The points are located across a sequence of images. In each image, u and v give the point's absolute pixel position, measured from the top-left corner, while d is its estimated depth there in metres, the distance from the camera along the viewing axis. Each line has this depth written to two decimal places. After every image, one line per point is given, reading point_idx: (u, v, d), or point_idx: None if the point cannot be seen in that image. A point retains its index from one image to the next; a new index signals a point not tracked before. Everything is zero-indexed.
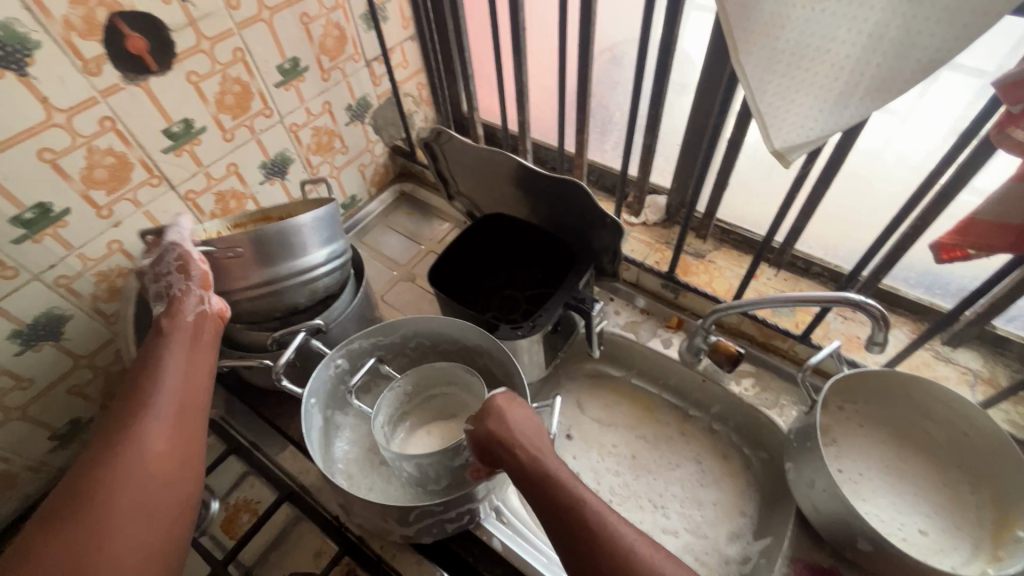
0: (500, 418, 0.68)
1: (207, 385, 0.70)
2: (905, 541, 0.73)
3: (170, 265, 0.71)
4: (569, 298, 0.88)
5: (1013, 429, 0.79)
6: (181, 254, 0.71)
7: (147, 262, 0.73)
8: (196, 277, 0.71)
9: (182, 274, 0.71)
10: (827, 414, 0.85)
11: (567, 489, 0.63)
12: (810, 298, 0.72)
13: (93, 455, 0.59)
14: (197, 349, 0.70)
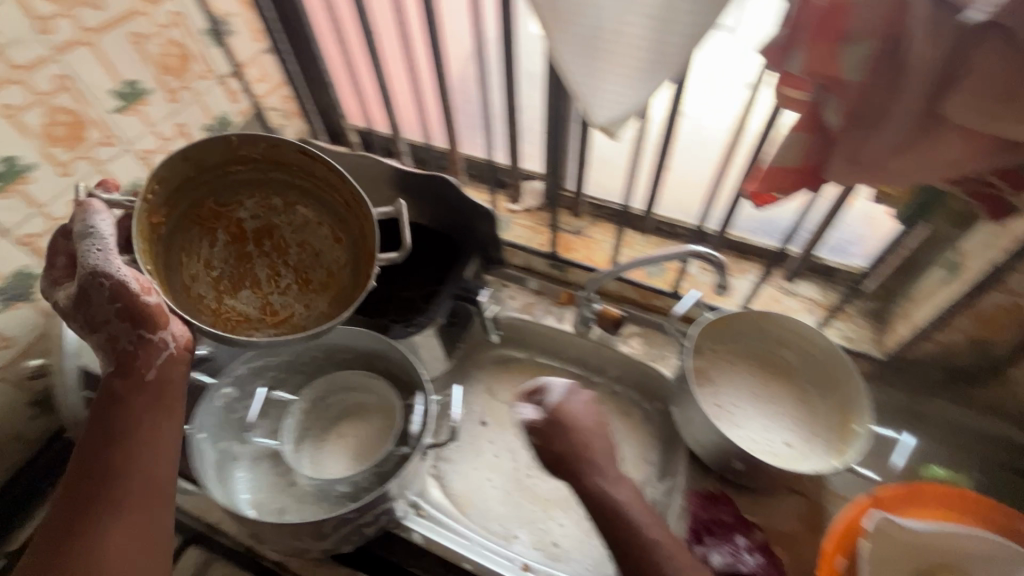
0: (567, 418, 0.70)
1: (172, 456, 0.62)
2: (775, 456, 0.84)
3: (102, 303, 0.56)
4: (457, 289, 0.94)
5: (846, 342, 0.92)
6: (113, 289, 0.56)
7: (76, 293, 0.58)
8: (150, 314, 0.58)
9: (123, 316, 0.57)
10: (703, 357, 0.94)
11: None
12: (664, 257, 0.81)
13: (40, 568, 0.54)
14: (161, 412, 0.61)
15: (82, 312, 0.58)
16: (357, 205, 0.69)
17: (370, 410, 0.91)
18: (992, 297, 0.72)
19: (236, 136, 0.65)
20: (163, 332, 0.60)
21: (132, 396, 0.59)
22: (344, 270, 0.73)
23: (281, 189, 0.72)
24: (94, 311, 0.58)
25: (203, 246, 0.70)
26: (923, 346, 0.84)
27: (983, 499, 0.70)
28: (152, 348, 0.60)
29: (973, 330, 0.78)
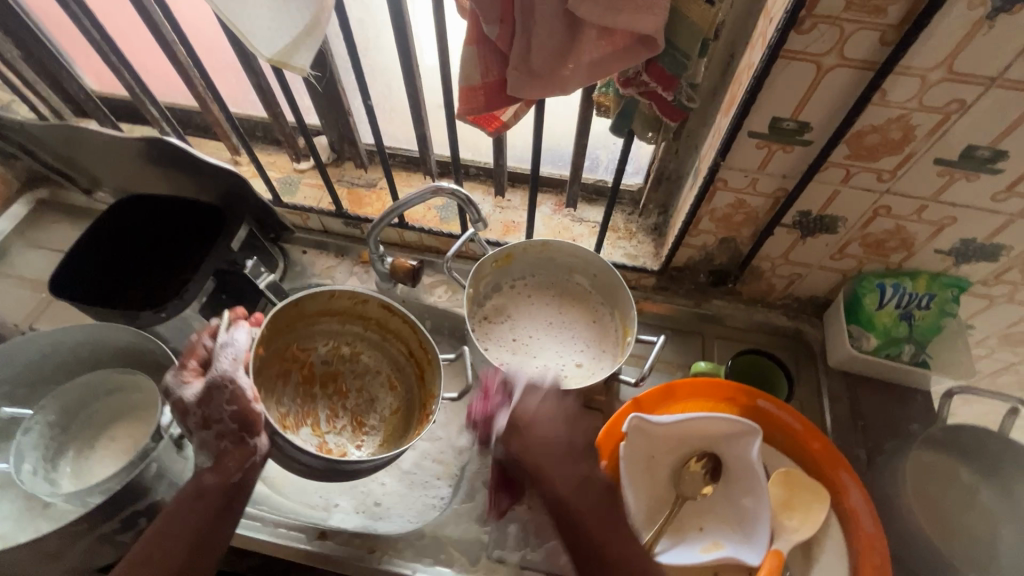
0: (537, 429, 0.65)
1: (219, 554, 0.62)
2: (564, 379, 0.86)
3: (221, 407, 0.59)
4: (221, 263, 0.83)
5: (630, 259, 0.96)
6: (232, 392, 0.59)
7: (190, 399, 0.60)
8: (246, 418, 0.60)
9: (234, 420, 0.60)
10: (501, 295, 0.94)
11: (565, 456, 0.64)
12: (419, 195, 0.79)
13: None
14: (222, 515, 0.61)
15: (195, 423, 0.60)
16: (411, 345, 0.81)
17: (141, 404, 0.81)
18: (721, 197, 0.76)
19: (325, 289, 0.78)
20: (260, 443, 0.62)
21: (175, 520, 0.59)
22: (386, 407, 0.82)
23: (359, 345, 0.83)
24: (215, 429, 0.60)
25: (282, 389, 0.77)
26: (688, 253, 0.89)
27: (725, 382, 0.77)
28: (243, 456, 0.61)
29: (717, 231, 0.82)
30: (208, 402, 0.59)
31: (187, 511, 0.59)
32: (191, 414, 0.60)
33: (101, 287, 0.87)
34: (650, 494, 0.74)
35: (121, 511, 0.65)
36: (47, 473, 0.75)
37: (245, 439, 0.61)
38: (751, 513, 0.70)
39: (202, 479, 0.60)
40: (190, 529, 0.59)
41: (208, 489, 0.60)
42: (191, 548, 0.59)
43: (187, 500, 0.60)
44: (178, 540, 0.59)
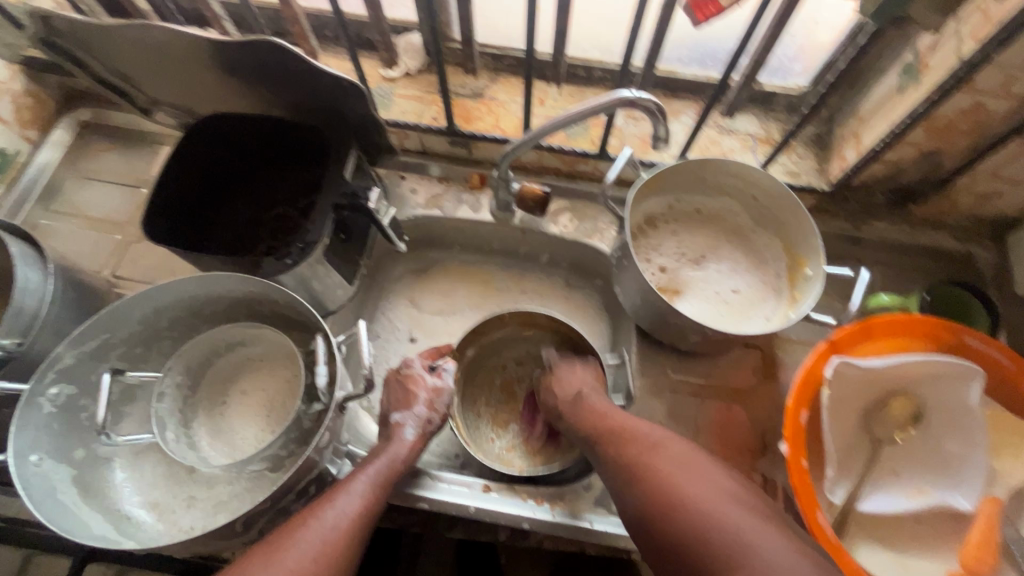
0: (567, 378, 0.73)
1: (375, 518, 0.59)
2: (725, 313, 0.78)
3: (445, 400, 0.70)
4: (338, 196, 0.71)
5: (791, 178, 0.83)
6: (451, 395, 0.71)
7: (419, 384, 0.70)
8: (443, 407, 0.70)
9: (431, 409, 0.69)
10: (646, 223, 0.83)
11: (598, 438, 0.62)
12: (588, 111, 0.64)
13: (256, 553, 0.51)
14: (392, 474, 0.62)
15: (422, 402, 0.69)
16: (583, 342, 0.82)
17: (268, 354, 0.75)
18: (954, 101, 0.63)
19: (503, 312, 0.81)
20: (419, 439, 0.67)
21: (373, 469, 0.61)
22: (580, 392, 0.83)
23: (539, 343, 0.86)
24: (431, 417, 0.68)
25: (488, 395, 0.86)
26: (872, 169, 0.77)
27: (931, 319, 0.68)
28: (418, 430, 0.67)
29: (926, 143, 0.70)
30: (440, 397, 0.70)
31: (379, 460, 0.62)
32: (424, 393, 0.70)
33: (195, 223, 0.78)
34: (844, 438, 0.68)
35: (291, 482, 0.59)
36: (186, 438, 0.69)
37: (428, 438, 0.67)
38: (960, 458, 0.65)
39: (400, 447, 0.64)
40: (379, 482, 0.60)
41: (396, 461, 0.64)
42: (375, 499, 0.59)
43: (387, 461, 0.63)
44: (369, 477, 0.60)
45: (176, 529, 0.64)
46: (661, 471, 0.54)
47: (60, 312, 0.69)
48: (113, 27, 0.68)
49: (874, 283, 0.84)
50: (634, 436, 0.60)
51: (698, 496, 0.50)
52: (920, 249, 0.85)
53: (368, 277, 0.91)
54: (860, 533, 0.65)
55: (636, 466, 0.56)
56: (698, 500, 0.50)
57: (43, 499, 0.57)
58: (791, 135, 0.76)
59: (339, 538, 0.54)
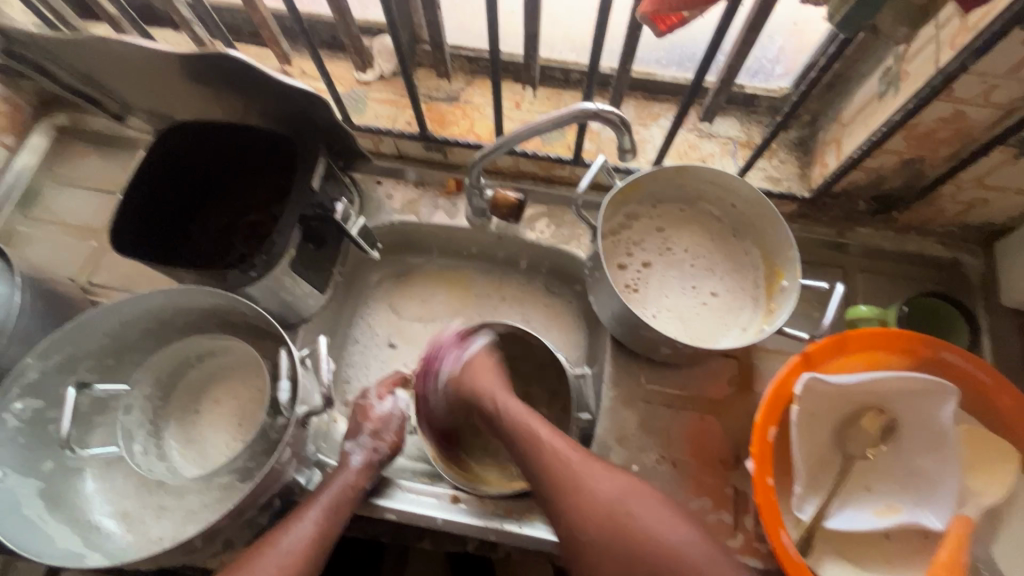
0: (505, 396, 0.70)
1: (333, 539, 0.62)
2: (699, 324, 0.77)
3: (392, 428, 0.72)
4: (304, 207, 0.70)
5: (772, 184, 0.81)
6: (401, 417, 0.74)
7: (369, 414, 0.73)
8: (392, 431, 0.72)
9: (376, 437, 0.71)
10: (622, 231, 0.81)
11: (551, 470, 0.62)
12: (552, 123, 0.62)
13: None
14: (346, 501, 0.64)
15: (367, 432, 0.71)
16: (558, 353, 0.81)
17: (240, 363, 0.75)
18: (934, 110, 0.61)
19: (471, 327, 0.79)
20: (373, 462, 0.68)
21: (324, 496, 0.64)
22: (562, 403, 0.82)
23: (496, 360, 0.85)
24: (377, 446, 0.70)
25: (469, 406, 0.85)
26: (853, 177, 0.75)
27: (905, 333, 0.66)
28: (370, 455, 0.69)
29: (906, 151, 0.68)
30: (387, 423, 0.72)
31: (332, 483, 0.65)
32: (371, 423, 0.72)
33: (167, 233, 0.78)
34: (815, 453, 0.67)
35: (252, 498, 0.59)
36: (153, 449, 0.69)
37: (376, 466, 0.69)
38: (932, 475, 0.63)
39: (350, 474, 0.66)
40: (330, 511, 0.63)
41: (346, 488, 0.65)
42: (328, 526, 0.62)
43: (337, 488, 0.65)
44: (323, 502, 0.63)
45: (145, 539, 0.65)
46: (632, 513, 0.58)
47: (29, 324, 0.69)
48: (73, 36, 0.67)
49: (857, 291, 0.82)
50: (584, 470, 0.61)
51: (679, 541, 0.56)
52: (906, 256, 0.83)
53: (345, 283, 0.91)
54: (828, 550, 0.64)
55: (605, 508, 0.59)
56: (684, 546, 0.56)
57: (6, 514, 0.57)
58: (769, 141, 0.74)
59: (292, 565, 0.58)
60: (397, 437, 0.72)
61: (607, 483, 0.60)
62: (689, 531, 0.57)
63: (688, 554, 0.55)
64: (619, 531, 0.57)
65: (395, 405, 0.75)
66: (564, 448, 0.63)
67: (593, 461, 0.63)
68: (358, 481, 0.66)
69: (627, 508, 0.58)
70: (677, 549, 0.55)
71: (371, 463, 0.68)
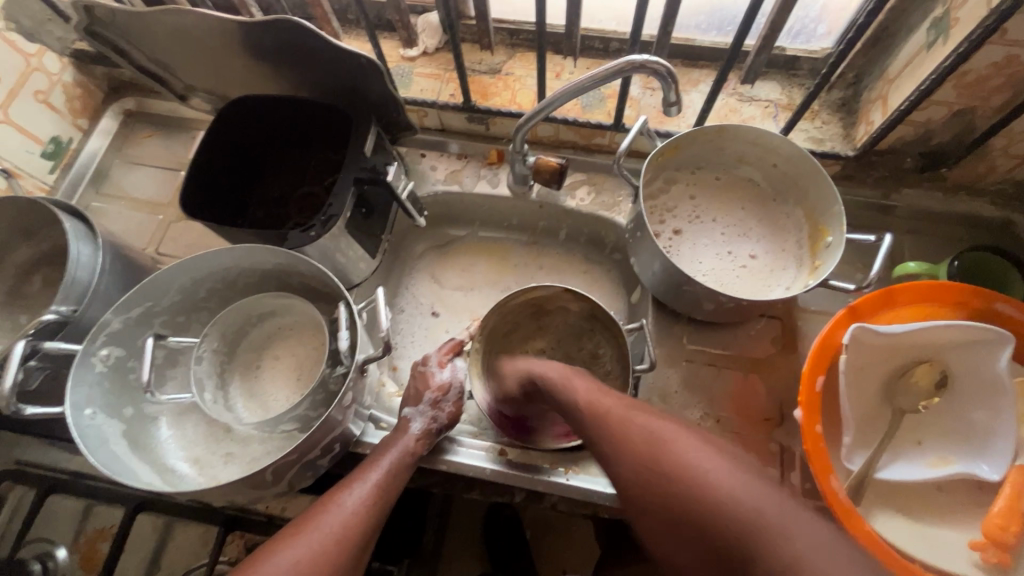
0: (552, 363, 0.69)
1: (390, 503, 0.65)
2: (742, 283, 0.77)
3: (450, 399, 0.74)
4: (358, 171, 0.74)
5: (814, 145, 0.81)
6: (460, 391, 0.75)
7: (429, 385, 0.74)
8: (451, 399, 0.74)
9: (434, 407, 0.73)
10: (662, 195, 0.82)
11: (596, 423, 0.58)
12: (597, 79, 0.64)
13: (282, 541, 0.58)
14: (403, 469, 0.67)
15: (428, 400, 0.73)
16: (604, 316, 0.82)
17: (298, 323, 0.80)
18: (986, 55, 0.60)
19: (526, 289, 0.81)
20: (428, 432, 0.71)
21: (386, 461, 0.67)
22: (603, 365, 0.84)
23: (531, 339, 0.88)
24: (436, 415, 0.72)
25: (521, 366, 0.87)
26: (899, 133, 0.75)
27: (958, 285, 0.66)
28: (426, 426, 0.71)
29: (956, 101, 0.67)
30: (447, 393, 0.74)
31: (392, 450, 0.68)
32: (432, 391, 0.74)
33: (228, 202, 0.83)
34: (862, 406, 0.67)
35: (316, 439, 0.63)
36: (220, 400, 0.74)
37: (434, 434, 0.71)
38: (985, 427, 0.63)
39: (410, 440, 0.69)
40: (391, 474, 0.66)
41: (405, 453, 0.68)
42: (388, 489, 0.65)
43: (399, 452, 0.68)
44: (384, 468, 0.66)
45: (215, 481, 0.69)
46: (674, 453, 0.50)
47: (109, 283, 0.75)
48: (148, 12, 0.72)
49: (902, 251, 0.81)
50: (624, 417, 0.57)
51: (709, 469, 0.48)
52: (954, 217, 0.81)
53: (391, 253, 0.94)
54: (876, 503, 0.64)
55: (647, 454, 0.52)
56: (726, 486, 0.46)
57: (99, 449, 0.62)
58: (811, 100, 0.74)
59: (357, 525, 0.60)
60: (455, 407, 0.75)
61: (645, 427, 0.55)
62: (725, 463, 0.48)
63: (717, 478, 0.47)
64: (650, 468, 0.51)
65: (454, 374, 0.76)
66: (607, 401, 0.59)
67: (635, 410, 0.57)
68: (415, 450, 0.69)
69: (668, 448, 0.51)
70: (711, 482, 0.47)
71: (428, 433, 0.71)
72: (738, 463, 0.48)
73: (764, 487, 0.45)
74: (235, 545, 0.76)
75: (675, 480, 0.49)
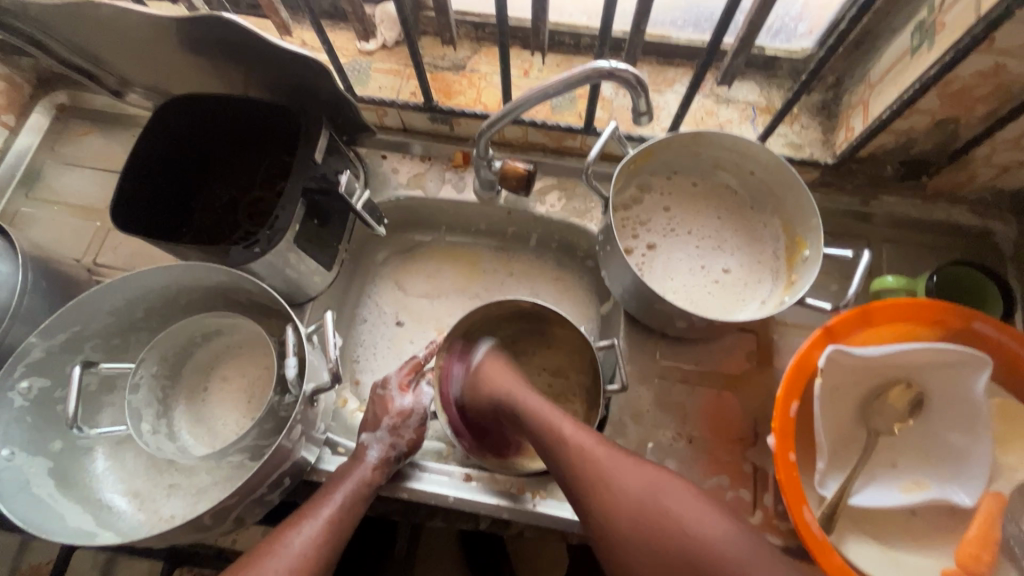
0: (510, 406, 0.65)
1: (343, 540, 0.61)
2: (716, 296, 0.74)
3: (412, 425, 0.70)
4: (307, 180, 0.68)
5: (793, 151, 0.78)
6: (423, 416, 0.71)
7: (390, 411, 0.70)
8: (414, 423, 0.70)
9: (396, 434, 0.68)
10: (635, 204, 0.78)
11: (601, 484, 0.52)
12: (563, 84, 0.59)
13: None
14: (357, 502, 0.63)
15: (386, 426, 0.68)
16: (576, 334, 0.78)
17: (247, 342, 0.75)
18: (972, 63, 0.57)
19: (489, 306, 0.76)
20: (386, 461, 0.66)
21: (339, 494, 0.62)
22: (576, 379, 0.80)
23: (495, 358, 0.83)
24: (396, 441, 0.68)
25: None
26: (880, 140, 0.71)
27: (937, 303, 0.63)
28: (385, 455, 0.66)
29: (939, 110, 0.64)
30: (409, 419, 0.69)
31: (346, 482, 0.63)
32: (390, 417, 0.69)
33: (169, 212, 0.77)
34: (837, 429, 0.65)
35: (262, 477, 0.58)
36: (162, 428, 0.68)
37: (393, 462, 0.67)
38: (960, 451, 0.61)
39: (366, 470, 0.65)
40: (345, 509, 0.61)
41: (361, 484, 0.64)
42: (342, 526, 0.61)
43: (353, 485, 0.63)
44: (336, 502, 0.61)
45: (157, 517, 0.64)
46: (658, 508, 0.48)
47: (34, 303, 0.68)
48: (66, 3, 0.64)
49: (881, 261, 0.79)
50: (610, 461, 0.53)
51: (704, 528, 0.46)
52: (934, 225, 0.79)
53: (351, 260, 0.89)
54: (850, 528, 0.62)
55: (634, 510, 0.49)
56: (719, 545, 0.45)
57: (17, 493, 0.57)
58: (790, 105, 0.70)
59: (302, 569, 0.56)
60: (418, 432, 0.70)
61: (617, 478, 0.52)
62: (717, 519, 0.46)
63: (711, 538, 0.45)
64: (645, 524, 0.48)
65: (417, 400, 0.72)
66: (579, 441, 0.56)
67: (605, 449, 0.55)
68: (372, 480, 0.65)
69: (651, 503, 0.49)
70: (703, 540, 0.45)
71: (387, 461, 0.66)
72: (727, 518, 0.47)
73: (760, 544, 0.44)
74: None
75: (666, 540, 0.47)
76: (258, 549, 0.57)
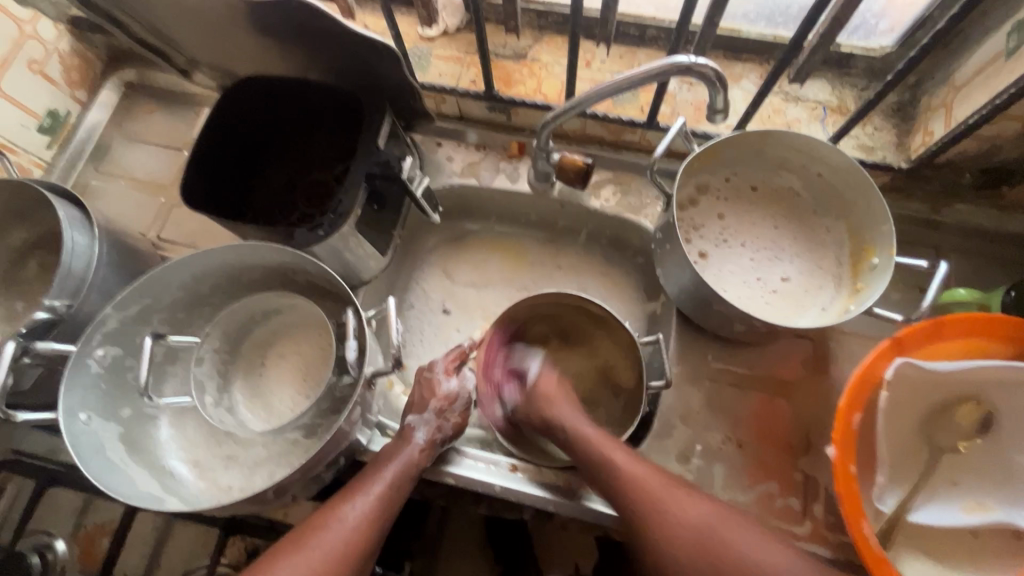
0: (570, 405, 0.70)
1: (392, 516, 0.62)
2: (773, 298, 0.72)
3: (455, 408, 0.71)
4: (370, 165, 0.68)
5: (863, 154, 0.75)
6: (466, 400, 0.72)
7: (437, 394, 0.70)
8: (457, 407, 0.71)
9: (441, 416, 0.69)
10: (694, 202, 0.77)
11: (654, 505, 0.57)
12: (638, 77, 0.58)
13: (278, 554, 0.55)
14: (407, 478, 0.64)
15: (433, 409, 0.69)
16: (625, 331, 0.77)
17: (302, 322, 0.76)
18: None
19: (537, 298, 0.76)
20: (433, 442, 0.67)
21: (389, 472, 0.63)
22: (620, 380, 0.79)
23: (528, 342, 0.83)
24: (442, 424, 0.68)
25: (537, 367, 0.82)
26: (961, 146, 0.68)
27: (1014, 320, 0.60)
28: (433, 438, 0.67)
29: None
30: (454, 404, 0.71)
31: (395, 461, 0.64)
32: (437, 401, 0.70)
33: (233, 192, 0.78)
34: (897, 443, 0.64)
35: (323, 456, 0.60)
36: (221, 402, 0.72)
37: (439, 445, 0.67)
38: None
39: (414, 451, 0.65)
40: (394, 487, 0.62)
41: (410, 464, 0.64)
42: (391, 504, 0.62)
43: (402, 464, 0.64)
44: (386, 481, 0.62)
45: (215, 486, 0.67)
46: (729, 540, 0.54)
47: (107, 274, 0.71)
48: None
49: (950, 273, 0.75)
50: (663, 488, 0.58)
51: (759, 556, 0.52)
52: (1009, 238, 0.75)
53: (402, 246, 0.90)
54: (907, 545, 0.61)
55: (694, 530, 0.55)
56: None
57: (92, 456, 0.60)
58: (869, 106, 0.67)
59: (355, 542, 0.58)
60: (461, 416, 0.71)
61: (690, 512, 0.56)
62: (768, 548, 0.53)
63: (766, 561, 0.52)
64: (704, 552, 0.54)
65: (462, 384, 0.73)
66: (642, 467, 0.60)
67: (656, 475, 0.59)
68: (420, 459, 0.65)
69: (719, 535, 0.54)
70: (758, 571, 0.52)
71: (435, 442, 0.67)
72: (785, 549, 0.54)
73: (795, 559, 0.53)
74: (235, 547, 0.74)
75: (720, 559, 0.53)
76: (313, 519, 0.59)
